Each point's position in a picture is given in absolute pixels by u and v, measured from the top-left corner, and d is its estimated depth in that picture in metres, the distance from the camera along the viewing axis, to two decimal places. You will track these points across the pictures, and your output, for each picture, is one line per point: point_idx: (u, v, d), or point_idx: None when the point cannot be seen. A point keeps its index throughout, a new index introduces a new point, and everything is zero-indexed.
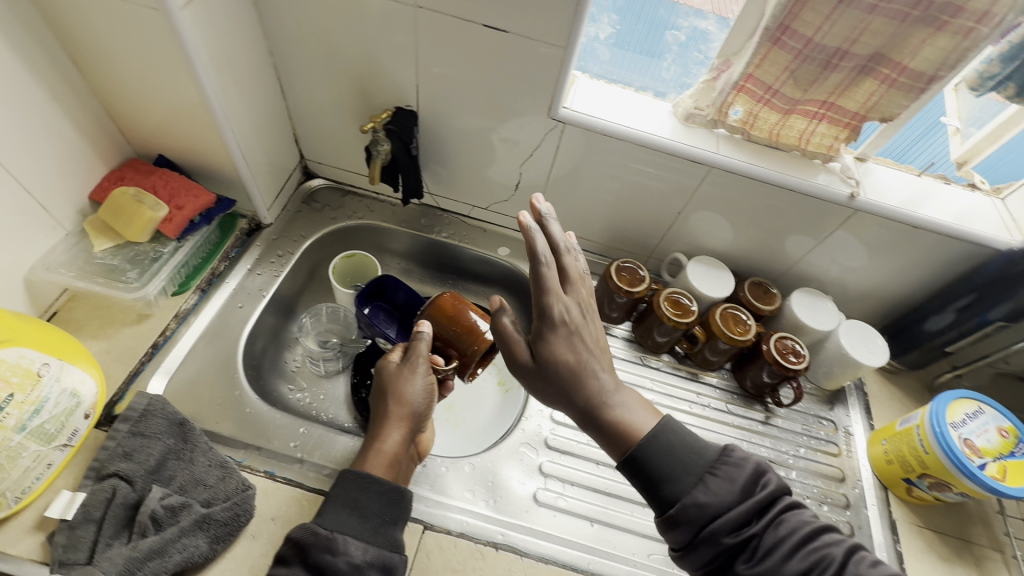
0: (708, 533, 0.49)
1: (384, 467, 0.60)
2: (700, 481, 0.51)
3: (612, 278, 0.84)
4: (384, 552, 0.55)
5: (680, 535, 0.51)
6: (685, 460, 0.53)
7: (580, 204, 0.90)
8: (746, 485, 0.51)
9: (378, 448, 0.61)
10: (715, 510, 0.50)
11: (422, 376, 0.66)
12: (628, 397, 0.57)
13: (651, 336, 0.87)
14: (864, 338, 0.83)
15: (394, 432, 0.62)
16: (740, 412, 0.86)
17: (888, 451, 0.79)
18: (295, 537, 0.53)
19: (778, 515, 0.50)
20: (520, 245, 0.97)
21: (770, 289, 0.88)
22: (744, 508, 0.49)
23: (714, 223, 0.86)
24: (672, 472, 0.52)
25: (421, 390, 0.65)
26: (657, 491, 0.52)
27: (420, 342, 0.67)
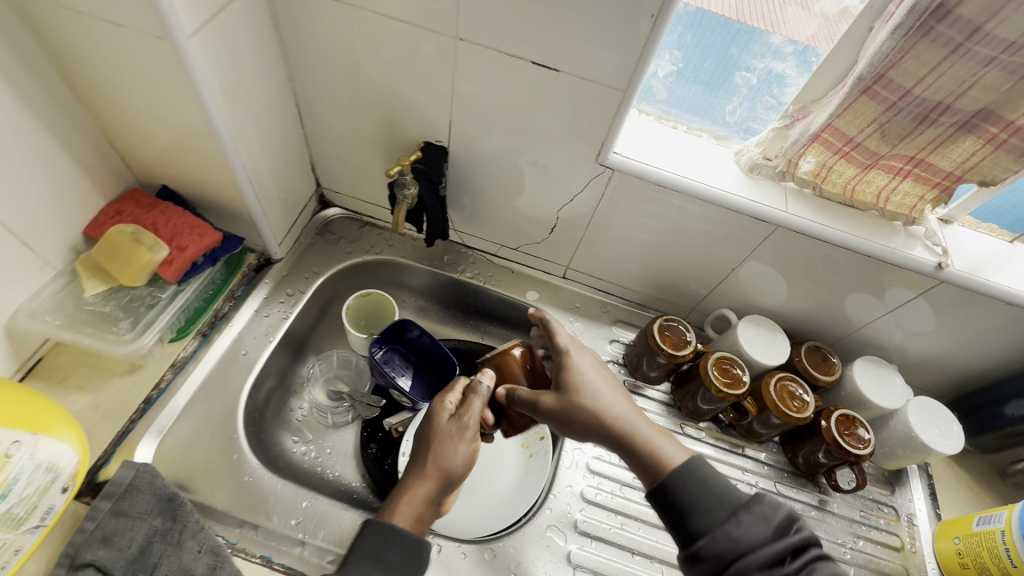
0: (735, 571, 0.44)
1: (411, 519, 0.52)
2: (733, 515, 0.47)
3: (655, 337, 0.75)
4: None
5: (704, 571, 0.46)
6: (720, 492, 0.48)
7: (622, 252, 0.82)
8: (780, 525, 0.45)
9: (407, 496, 0.53)
10: (744, 547, 0.45)
11: (470, 439, 0.56)
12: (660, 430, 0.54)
13: (692, 401, 0.78)
14: (937, 421, 0.73)
15: (426, 487, 0.54)
16: (790, 493, 0.77)
17: (962, 550, 0.69)
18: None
19: (812, 562, 0.44)
20: (550, 290, 0.89)
21: (829, 356, 0.79)
22: (776, 549, 0.44)
23: (770, 281, 0.78)
24: (704, 501, 0.48)
25: (465, 456, 0.55)
26: (682, 521, 0.48)
27: (476, 397, 0.58)
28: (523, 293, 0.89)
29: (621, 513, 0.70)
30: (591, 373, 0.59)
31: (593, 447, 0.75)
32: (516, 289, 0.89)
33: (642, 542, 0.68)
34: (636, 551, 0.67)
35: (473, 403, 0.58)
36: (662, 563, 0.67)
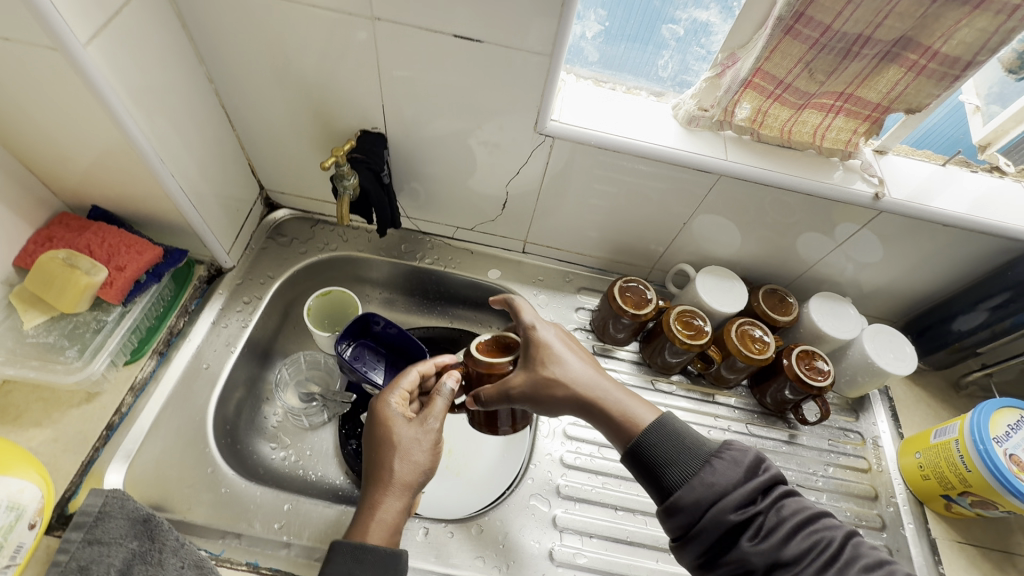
0: (712, 516, 0.45)
1: (386, 537, 0.53)
2: (705, 461, 0.48)
3: (616, 299, 0.76)
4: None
5: (682, 521, 0.46)
6: (692, 445, 0.49)
7: (576, 220, 0.82)
8: (750, 467, 0.47)
9: (376, 516, 0.53)
10: (716, 490, 0.46)
11: (435, 436, 0.58)
12: (628, 395, 0.56)
13: (660, 356, 0.79)
14: (891, 345, 0.76)
15: (396, 499, 0.54)
16: (762, 432, 0.79)
17: (922, 464, 0.73)
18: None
19: (781, 498, 0.46)
20: (512, 266, 0.90)
21: (786, 297, 0.80)
22: (748, 487, 0.45)
23: (724, 230, 0.79)
24: (676, 456, 0.49)
25: (431, 451, 0.58)
26: (657, 478, 0.49)
27: (438, 400, 0.59)
28: (484, 272, 0.89)
29: (602, 473, 0.72)
30: (559, 349, 0.59)
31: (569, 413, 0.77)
32: (477, 270, 0.89)
33: (624, 497, 0.70)
34: (619, 506, 0.69)
35: (436, 406, 0.59)
36: (645, 514, 0.69)
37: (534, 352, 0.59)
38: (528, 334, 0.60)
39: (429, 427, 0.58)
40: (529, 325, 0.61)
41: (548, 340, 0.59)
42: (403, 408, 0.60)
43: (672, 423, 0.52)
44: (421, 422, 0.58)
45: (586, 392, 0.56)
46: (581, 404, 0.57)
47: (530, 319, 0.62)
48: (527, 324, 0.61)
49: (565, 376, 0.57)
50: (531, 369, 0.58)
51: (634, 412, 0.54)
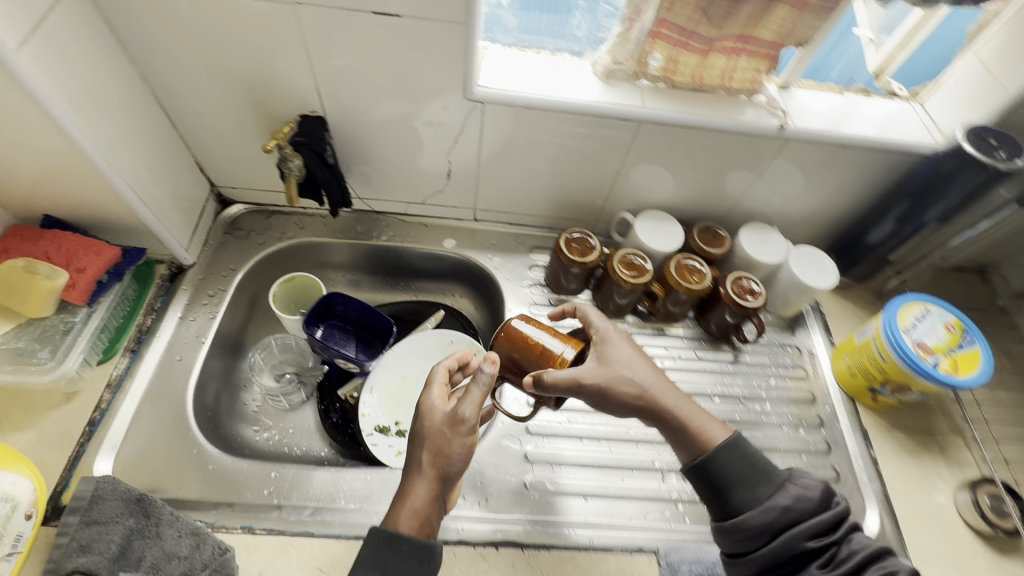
0: (787, 540, 0.53)
1: (415, 525, 0.53)
2: (778, 490, 0.56)
3: (563, 251, 0.81)
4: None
5: (754, 540, 0.54)
6: (768, 475, 0.57)
7: (519, 182, 0.86)
8: (822, 499, 0.55)
9: (407, 504, 0.55)
10: (790, 517, 0.54)
11: (470, 431, 0.56)
12: (695, 407, 0.61)
13: (611, 300, 0.85)
14: (814, 264, 0.84)
15: (424, 489, 0.55)
16: (709, 356, 0.87)
17: (850, 364, 0.81)
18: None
19: (850, 532, 0.54)
20: (465, 234, 0.94)
21: (719, 232, 0.87)
22: (824, 518, 0.53)
23: (657, 175, 0.85)
24: (747, 481, 0.57)
25: (464, 447, 0.55)
26: (728, 496, 0.57)
27: (477, 386, 0.56)
28: (439, 242, 0.93)
29: (567, 409, 0.78)
30: (633, 353, 0.62)
31: None
32: (433, 241, 0.93)
33: (588, 428, 0.76)
34: (584, 435, 0.76)
35: (472, 394, 0.56)
36: (608, 439, 0.76)
37: (605, 353, 0.62)
38: (599, 338, 0.64)
39: (460, 421, 0.55)
40: (599, 328, 0.65)
41: (619, 344, 0.63)
42: (442, 399, 0.60)
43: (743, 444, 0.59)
44: (454, 416, 0.56)
45: (656, 398, 0.60)
46: (650, 410, 0.61)
47: (601, 322, 0.65)
48: (599, 328, 0.64)
49: (639, 383, 0.60)
50: (604, 369, 0.61)
51: (700, 423, 0.60)
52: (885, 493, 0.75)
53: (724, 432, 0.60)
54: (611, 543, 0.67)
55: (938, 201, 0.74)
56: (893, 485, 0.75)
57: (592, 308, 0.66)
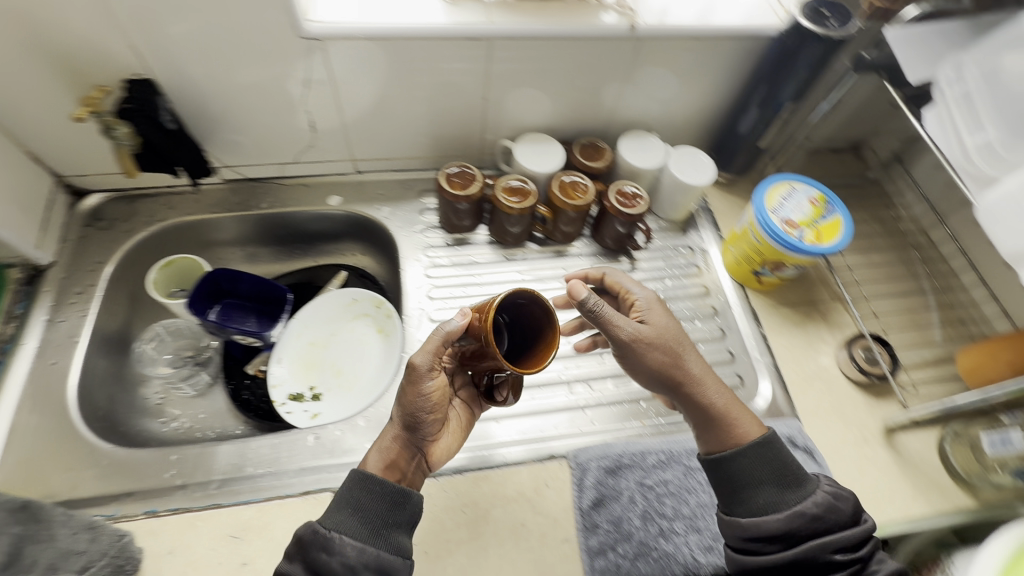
0: (816, 550, 0.52)
1: (380, 464, 0.58)
2: (809, 497, 0.54)
3: (444, 188, 0.80)
4: (383, 558, 0.52)
5: (774, 544, 0.53)
6: (801, 483, 0.55)
7: (390, 124, 0.83)
8: (854, 515, 0.54)
9: (377, 445, 0.60)
10: (818, 527, 0.53)
11: (426, 376, 0.58)
12: (732, 404, 0.61)
13: (505, 230, 0.86)
14: (692, 163, 0.86)
15: (391, 435, 0.60)
16: (608, 269, 0.89)
17: (734, 254, 0.85)
18: (297, 535, 0.52)
19: (874, 546, 0.54)
20: (350, 189, 0.90)
21: (600, 145, 0.88)
22: (855, 533, 0.53)
23: (528, 97, 0.83)
24: (773, 486, 0.55)
25: (421, 394, 0.58)
26: (750, 496, 0.55)
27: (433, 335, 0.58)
28: (324, 201, 0.89)
29: None
30: (672, 325, 0.63)
31: (431, 301, 0.82)
32: (317, 201, 0.89)
33: None
34: None
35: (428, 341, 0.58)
36: None
37: (646, 319, 0.63)
38: (637, 308, 0.64)
39: (412, 368, 0.58)
40: (639, 297, 0.65)
41: (658, 318, 0.63)
42: None
43: (774, 444, 0.58)
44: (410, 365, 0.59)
45: (687, 377, 0.60)
46: (677, 388, 0.61)
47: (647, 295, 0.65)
48: (641, 304, 0.64)
49: (670, 355, 0.60)
50: (648, 330, 0.61)
51: (731, 411, 0.60)
52: (775, 365, 0.80)
53: (757, 429, 0.59)
54: (523, 456, 0.70)
55: (790, 80, 0.76)
56: (782, 356, 0.81)
57: (644, 287, 0.66)
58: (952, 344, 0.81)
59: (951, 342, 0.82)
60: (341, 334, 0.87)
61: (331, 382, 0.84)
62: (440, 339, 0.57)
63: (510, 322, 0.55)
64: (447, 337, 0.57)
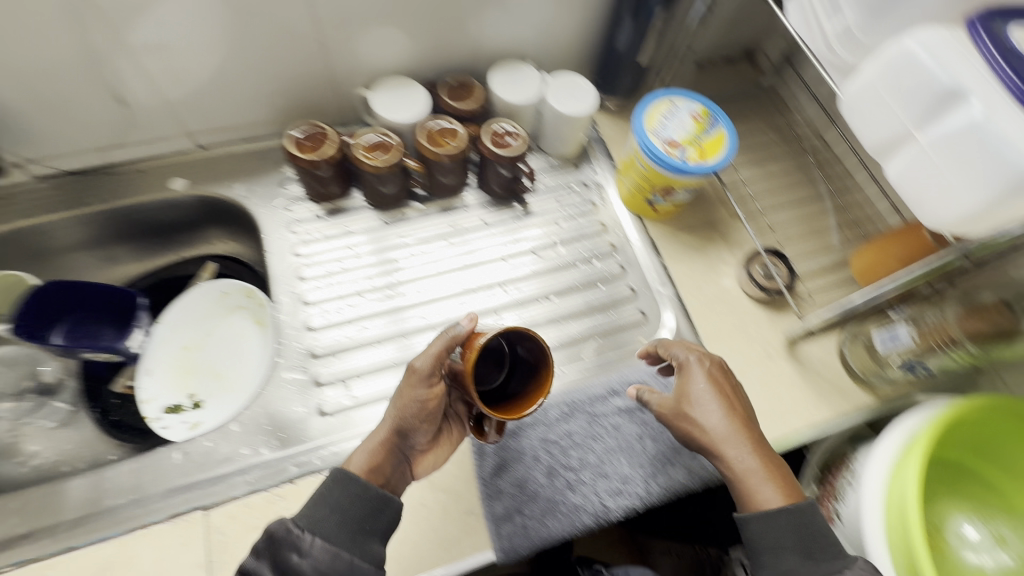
0: None
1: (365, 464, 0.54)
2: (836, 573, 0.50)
3: (291, 153, 0.70)
4: (354, 564, 0.49)
5: None
6: (833, 558, 0.51)
7: (218, 87, 0.71)
8: None
9: (366, 442, 0.57)
10: None
11: (422, 382, 0.55)
12: (770, 471, 0.55)
13: (377, 192, 0.77)
14: (569, 89, 0.78)
15: (378, 438, 0.56)
16: (499, 219, 0.83)
17: (626, 185, 0.80)
18: (271, 530, 0.50)
19: None
20: (196, 168, 0.79)
21: (471, 84, 0.79)
22: None
23: (373, 36, 0.72)
24: (793, 551, 0.52)
25: (414, 398, 0.55)
26: (763, 556, 0.53)
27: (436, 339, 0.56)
28: (166, 186, 0.78)
29: (355, 319, 0.72)
30: (710, 392, 0.58)
31: (303, 282, 0.74)
32: (157, 186, 0.77)
33: (381, 330, 0.72)
34: (380, 339, 0.71)
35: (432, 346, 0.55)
36: (405, 335, 0.72)
37: (683, 385, 0.60)
38: (681, 371, 0.61)
39: (411, 370, 0.56)
40: (679, 358, 0.62)
41: (698, 382, 0.59)
42: None
43: (806, 516, 0.53)
44: (410, 366, 0.57)
45: (721, 446, 0.56)
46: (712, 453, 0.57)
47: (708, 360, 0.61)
48: (682, 365, 0.61)
49: (705, 424, 0.57)
50: (679, 403, 0.59)
51: (760, 484, 0.54)
52: (677, 295, 0.78)
53: (782, 497, 0.53)
54: None
55: None
56: (683, 285, 0.78)
57: (683, 347, 0.62)
58: (849, 247, 0.80)
59: (848, 244, 0.81)
60: (217, 332, 0.79)
61: (212, 385, 0.76)
62: (445, 343, 0.55)
63: (514, 357, 0.55)
64: (454, 342, 0.54)
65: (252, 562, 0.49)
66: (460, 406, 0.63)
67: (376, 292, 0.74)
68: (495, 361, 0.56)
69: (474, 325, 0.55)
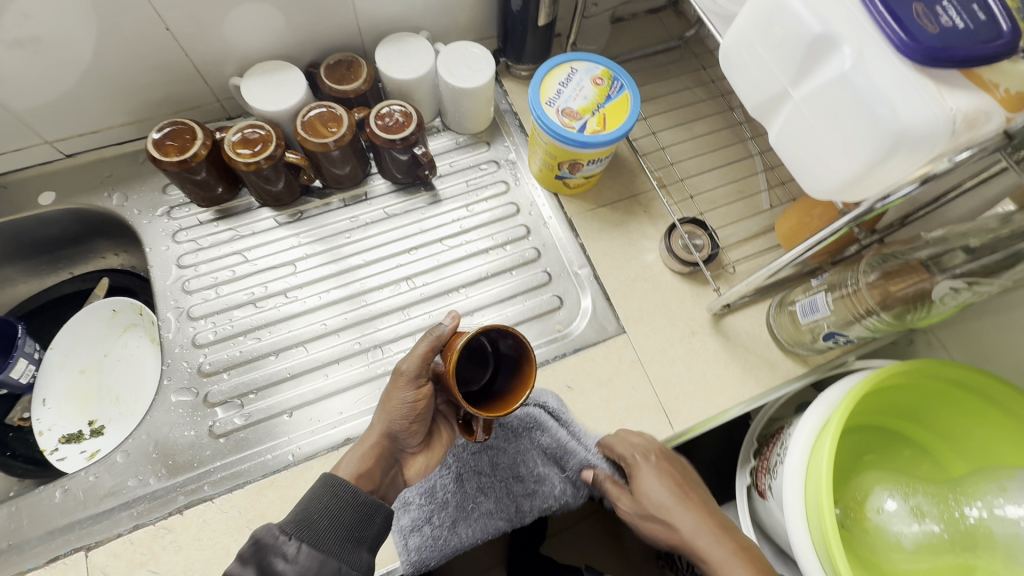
0: None
1: (354, 471, 0.51)
2: None
3: (154, 157, 0.64)
4: (342, 572, 0.45)
5: None
6: None
7: (62, 88, 0.64)
8: None
9: (353, 450, 0.54)
10: None
11: (410, 383, 0.53)
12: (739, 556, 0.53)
13: (265, 190, 0.71)
14: (463, 60, 0.72)
15: (366, 445, 0.54)
16: (404, 209, 0.77)
17: (536, 161, 0.74)
18: (256, 535, 0.44)
19: None
20: (65, 179, 0.73)
21: (354, 61, 0.72)
22: None
23: (233, 18, 0.65)
24: None
25: (403, 400, 0.53)
26: None
27: (423, 340, 0.53)
28: (33, 202, 0.71)
29: (248, 331, 0.68)
30: (664, 492, 0.58)
31: (190, 295, 0.69)
32: (24, 202, 0.71)
33: (278, 340, 0.67)
34: (277, 350, 0.67)
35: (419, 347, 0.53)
36: (304, 343, 0.68)
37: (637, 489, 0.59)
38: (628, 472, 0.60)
39: (398, 372, 0.53)
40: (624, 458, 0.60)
41: (649, 486, 0.58)
42: None
43: None
44: (397, 369, 0.54)
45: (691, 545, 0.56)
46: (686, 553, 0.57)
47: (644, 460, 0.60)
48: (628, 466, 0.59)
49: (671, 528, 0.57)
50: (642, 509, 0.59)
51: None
52: (596, 275, 0.73)
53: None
54: (318, 447, 0.61)
55: None
56: (602, 264, 0.74)
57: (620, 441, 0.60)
58: (779, 209, 0.75)
59: (778, 206, 0.76)
60: (113, 353, 0.74)
61: (110, 410, 0.71)
62: (430, 343, 0.53)
63: (496, 354, 0.50)
64: (438, 340, 0.52)
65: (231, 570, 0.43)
66: (446, 405, 0.60)
67: (272, 300, 0.70)
68: (477, 361, 0.51)
69: (456, 321, 0.53)
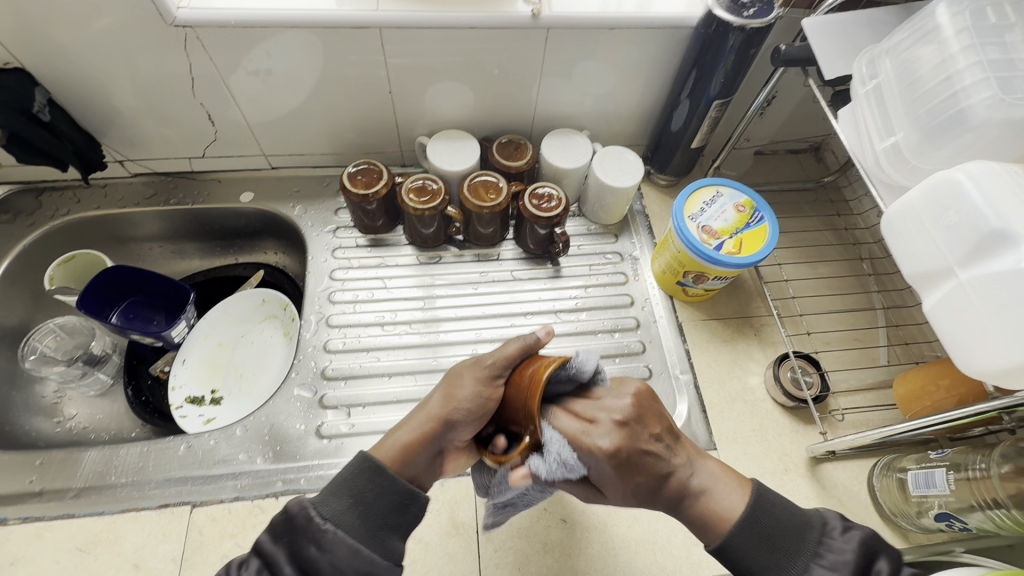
0: None
1: (396, 456, 0.47)
2: None
3: (345, 186, 0.75)
4: (372, 565, 0.42)
5: None
6: None
7: (295, 117, 0.79)
8: None
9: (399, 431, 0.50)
10: None
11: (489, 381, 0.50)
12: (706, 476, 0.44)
13: (418, 232, 0.81)
14: (616, 162, 0.80)
15: (418, 428, 0.49)
16: (528, 275, 0.84)
17: (661, 264, 0.79)
18: (289, 511, 0.42)
19: None
20: (265, 185, 0.87)
21: (522, 143, 0.82)
22: None
23: (440, 94, 0.78)
24: None
25: (475, 397, 0.49)
26: None
27: (511, 344, 0.52)
28: (237, 197, 0.86)
29: (371, 349, 0.75)
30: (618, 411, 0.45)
31: (334, 304, 0.79)
32: (229, 197, 0.86)
33: (395, 364, 0.74)
34: (391, 372, 0.73)
35: (508, 347, 0.52)
36: (413, 373, 0.74)
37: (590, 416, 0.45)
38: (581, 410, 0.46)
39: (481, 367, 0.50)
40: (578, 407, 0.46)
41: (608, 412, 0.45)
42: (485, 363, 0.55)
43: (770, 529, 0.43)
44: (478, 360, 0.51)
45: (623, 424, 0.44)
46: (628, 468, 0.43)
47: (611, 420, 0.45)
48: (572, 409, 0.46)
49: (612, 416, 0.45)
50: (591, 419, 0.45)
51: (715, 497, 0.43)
52: (696, 383, 0.74)
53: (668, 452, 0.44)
54: None
55: (715, 72, 0.69)
56: (705, 374, 0.75)
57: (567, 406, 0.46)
58: (897, 367, 0.74)
59: (896, 364, 0.74)
60: (250, 335, 0.84)
61: (232, 385, 0.80)
62: (523, 348, 0.51)
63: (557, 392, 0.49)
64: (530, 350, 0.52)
65: (265, 542, 0.42)
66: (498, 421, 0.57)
67: (397, 326, 0.77)
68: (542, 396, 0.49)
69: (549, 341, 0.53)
